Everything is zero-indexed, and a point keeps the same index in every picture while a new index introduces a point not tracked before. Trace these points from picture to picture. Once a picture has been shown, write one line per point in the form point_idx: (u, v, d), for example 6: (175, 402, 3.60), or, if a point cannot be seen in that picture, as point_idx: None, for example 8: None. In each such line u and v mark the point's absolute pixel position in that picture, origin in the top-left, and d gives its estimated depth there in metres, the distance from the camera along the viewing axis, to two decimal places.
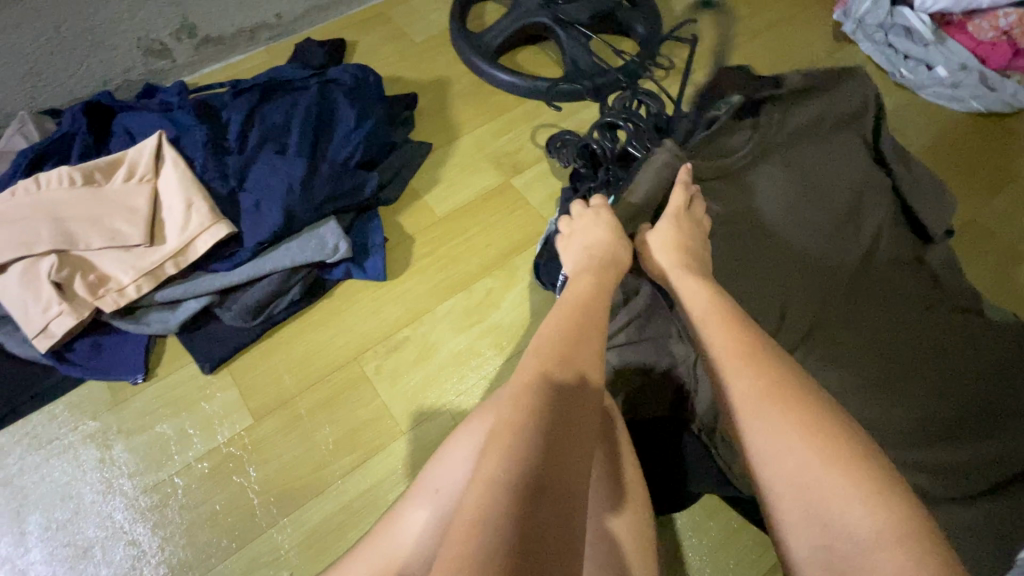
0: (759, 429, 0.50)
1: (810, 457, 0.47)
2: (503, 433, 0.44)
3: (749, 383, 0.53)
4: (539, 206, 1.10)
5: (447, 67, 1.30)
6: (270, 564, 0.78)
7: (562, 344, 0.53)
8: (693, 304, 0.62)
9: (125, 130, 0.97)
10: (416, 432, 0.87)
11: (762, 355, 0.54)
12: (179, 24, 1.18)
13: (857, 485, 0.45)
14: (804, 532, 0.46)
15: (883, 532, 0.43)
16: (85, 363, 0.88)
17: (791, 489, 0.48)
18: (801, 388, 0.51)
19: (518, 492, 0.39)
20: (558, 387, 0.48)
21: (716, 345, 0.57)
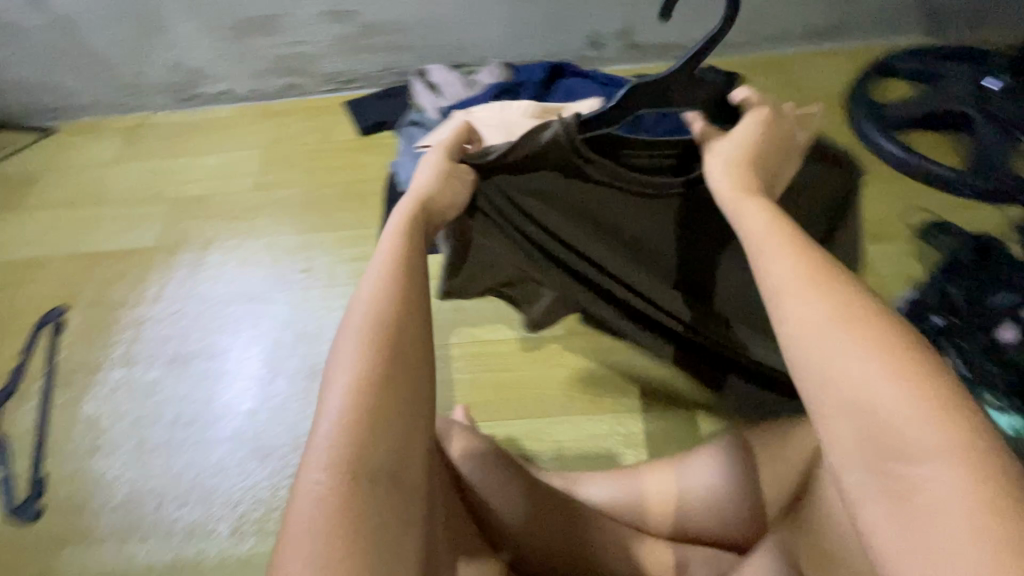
0: (818, 353, 0.41)
1: (877, 377, 0.39)
2: (329, 436, 0.45)
3: (817, 308, 0.43)
4: (887, 281, 1.07)
5: (831, 124, 1.32)
6: (543, 441, 0.95)
7: (396, 318, 0.50)
8: (742, 223, 0.51)
9: (568, 90, 1.29)
10: (691, 412, 0.97)
11: (820, 273, 0.44)
12: (622, 27, 1.44)
13: (936, 412, 0.37)
14: (858, 464, 0.40)
15: (950, 453, 0.36)
16: None
17: (853, 420, 0.40)
18: (854, 298, 0.42)
19: (349, 495, 0.44)
20: (387, 382, 0.47)
21: (778, 271, 0.46)
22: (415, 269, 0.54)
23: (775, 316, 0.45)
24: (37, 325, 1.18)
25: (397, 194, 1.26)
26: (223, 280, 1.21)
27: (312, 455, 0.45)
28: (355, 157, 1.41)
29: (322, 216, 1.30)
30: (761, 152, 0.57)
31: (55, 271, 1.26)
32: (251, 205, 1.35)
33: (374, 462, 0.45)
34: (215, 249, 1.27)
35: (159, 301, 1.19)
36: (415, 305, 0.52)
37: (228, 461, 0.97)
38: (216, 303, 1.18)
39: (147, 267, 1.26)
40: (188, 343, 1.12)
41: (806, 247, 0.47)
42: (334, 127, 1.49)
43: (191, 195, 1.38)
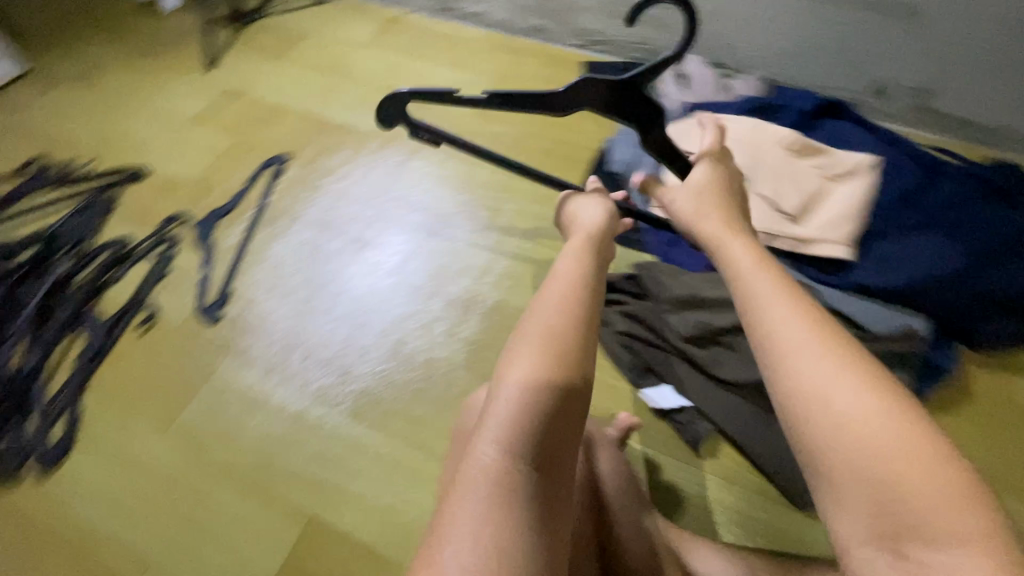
0: (824, 408, 0.47)
1: (869, 426, 0.45)
2: (507, 406, 0.49)
3: (814, 360, 0.49)
4: None
5: None
6: (658, 481, 0.89)
7: (569, 316, 0.55)
8: (737, 274, 0.62)
9: (834, 134, 1.12)
10: None
11: (812, 323, 0.52)
12: (923, 84, 1.22)
13: (954, 490, 0.41)
14: (862, 523, 0.44)
15: (973, 541, 0.40)
16: (661, 244, 1.08)
17: (862, 479, 0.44)
18: (840, 342, 0.50)
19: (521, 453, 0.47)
20: (558, 361, 0.51)
21: (786, 329, 0.52)
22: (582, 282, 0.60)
23: (777, 377, 0.51)
24: (263, 163, 1.33)
25: (604, 171, 1.24)
26: (419, 188, 1.27)
27: (486, 432, 0.48)
28: (573, 120, 1.37)
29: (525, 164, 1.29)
30: (717, 188, 0.77)
31: (292, 123, 1.41)
32: (461, 129, 1.38)
33: (532, 442, 0.47)
34: (419, 158, 1.33)
35: (359, 183, 1.29)
36: (586, 310, 0.57)
37: (367, 351, 1.03)
38: (406, 205, 1.24)
39: (361, 148, 1.36)
40: (372, 231, 1.20)
41: (801, 300, 0.55)
42: (566, 81, 1.46)
43: (416, 99, 1.45)
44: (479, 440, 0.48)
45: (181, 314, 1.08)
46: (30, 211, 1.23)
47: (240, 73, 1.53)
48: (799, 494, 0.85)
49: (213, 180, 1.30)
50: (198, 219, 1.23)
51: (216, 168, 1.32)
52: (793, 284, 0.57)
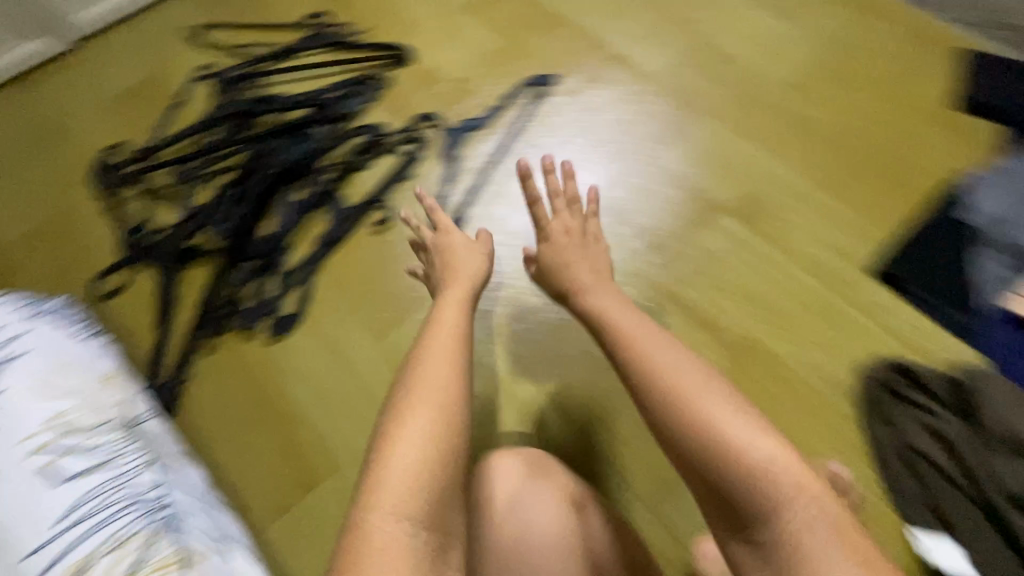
0: (729, 444, 0.51)
1: (746, 449, 0.50)
2: (400, 462, 0.50)
3: (725, 403, 0.54)
4: None
5: None
6: None
7: (447, 380, 0.58)
8: (623, 321, 0.67)
9: None
10: None
11: (698, 369, 0.59)
12: None
13: (833, 518, 0.47)
14: (751, 548, 0.50)
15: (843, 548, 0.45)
16: (1007, 348, 0.84)
17: (777, 521, 0.48)
18: (728, 391, 0.56)
19: (419, 491, 0.49)
20: (454, 401, 0.56)
21: (670, 358, 0.60)
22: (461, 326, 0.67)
23: (680, 404, 0.55)
24: (526, 79, 1.18)
25: (951, 215, 0.94)
26: (686, 161, 1.06)
27: (384, 500, 0.48)
28: (923, 128, 1.02)
29: (835, 173, 1.00)
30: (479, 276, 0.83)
31: (565, 32, 1.22)
32: (763, 96, 1.09)
33: (416, 504, 0.49)
34: (699, 123, 1.09)
35: (623, 137, 1.10)
36: (461, 375, 0.60)
37: (579, 338, 0.94)
38: (668, 180, 1.05)
39: (634, 92, 1.14)
40: (623, 200, 1.04)
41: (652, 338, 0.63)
42: (929, 69, 1.07)
43: (717, 41, 1.16)
44: (380, 513, 0.48)
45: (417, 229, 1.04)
46: (304, 69, 1.23)
47: None
48: None
49: (468, 86, 1.18)
50: (450, 125, 1.15)
51: (477, 68, 1.20)
52: (667, 334, 0.64)
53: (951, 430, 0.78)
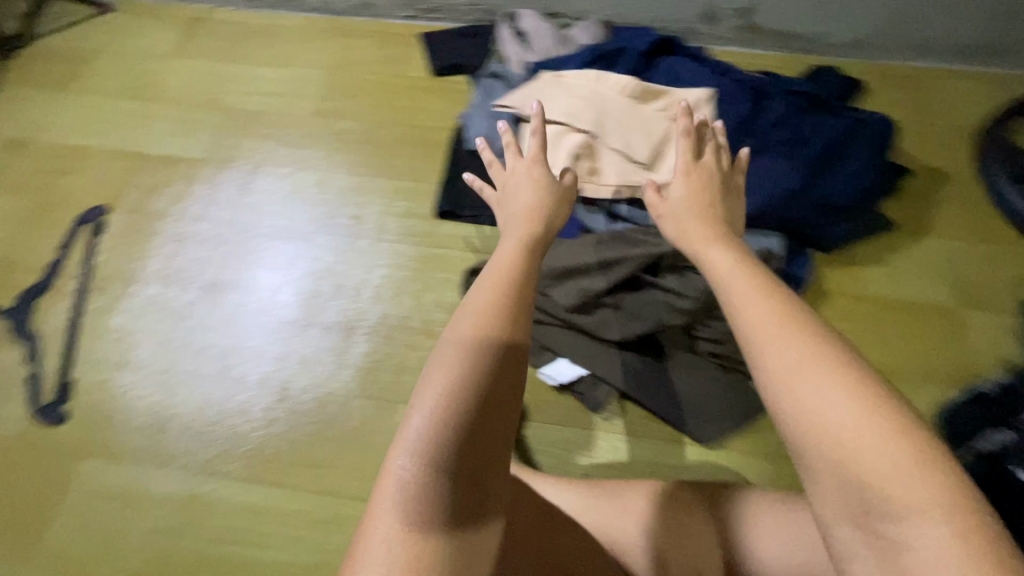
0: (808, 397, 0.43)
1: (829, 424, 0.42)
2: (418, 445, 0.47)
3: (791, 347, 0.46)
4: (979, 354, 0.97)
5: (953, 161, 1.18)
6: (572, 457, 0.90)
7: (491, 326, 0.52)
8: (719, 267, 0.58)
9: (671, 70, 1.11)
10: (731, 452, 0.90)
11: (781, 306, 0.49)
12: (745, 4, 1.24)
13: (919, 464, 0.40)
14: (845, 520, 0.41)
15: (935, 511, 0.39)
16: None
17: (828, 468, 0.42)
18: (808, 325, 0.48)
19: (437, 483, 0.46)
20: (500, 364, 0.49)
21: (748, 304, 0.51)
22: (531, 275, 0.59)
23: (754, 350, 0.48)
24: (76, 221, 1.14)
25: (463, 150, 1.18)
26: (267, 212, 1.15)
27: (406, 452, 0.47)
28: (421, 100, 1.29)
29: (380, 162, 1.21)
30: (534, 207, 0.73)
31: (101, 163, 1.22)
32: (303, 133, 1.26)
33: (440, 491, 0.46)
34: (264, 177, 1.20)
35: (201, 221, 1.15)
36: (502, 325, 0.52)
37: (235, 411, 0.93)
38: (260, 234, 1.13)
39: (193, 181, 1.20)
40: (225, 271, 1.08)
41: (822, 329, 0.47)
42: (405, 60, 1.36)
43: (245, 108, 1.30)
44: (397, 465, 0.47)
45: (18, 422, 0.93)
46: None
47: (23, 118, 1.27)
48: (696, 427, 0.90)
49: (17, 257, 1.10)
50: (10, 305, 1.04)
51: (19, 237, 1.12)
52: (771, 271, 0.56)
53: None
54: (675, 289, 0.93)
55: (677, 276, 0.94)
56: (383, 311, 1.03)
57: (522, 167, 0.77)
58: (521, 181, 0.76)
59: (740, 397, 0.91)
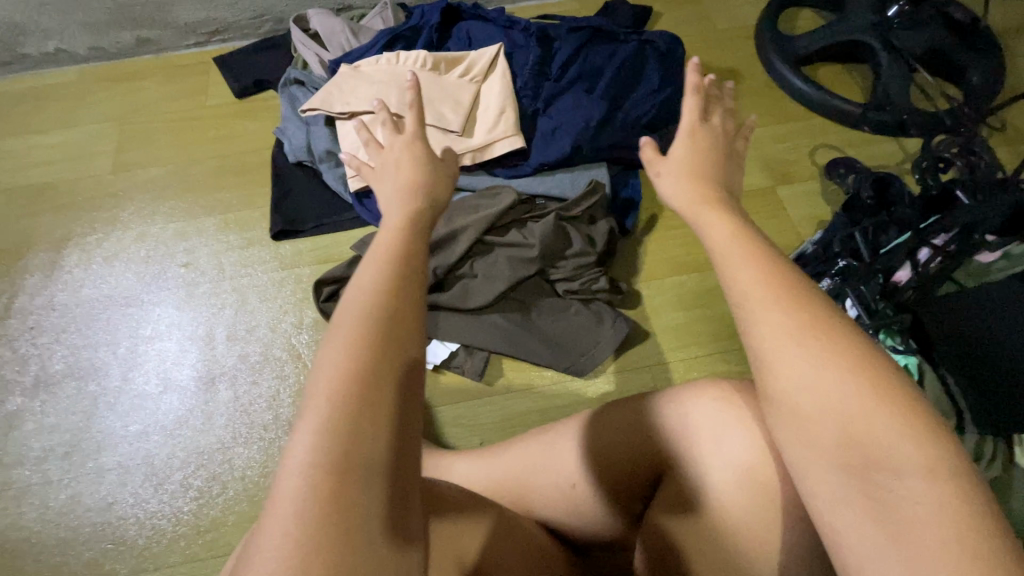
0: (814, 372, 0.39)
1: (830, 400, 0.38)
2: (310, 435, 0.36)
3: (785, 318, 0.40)
4: (798, 221, 1.07)
5: (741, 60, 1.29)
6: (467, 429, 0.89)
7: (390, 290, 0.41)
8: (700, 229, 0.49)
9: (465, 36, 1.12)
10: (612, 375, 0.93)
11: (768, 270, 0.43)
12: None
13: (915, 433, 0.36)
14: (839, 476, 0.38)
15: (930, 468, 0.36)
16: (373, 211, 1.06)
17: (834, 438, 0.38)
18: (798, 293, 0.42)
19: (334, 469, 0.35)
20: (395, 361, 0.39)
21: (731, 273, 0.44)
22: (427, 245, 0.46)
23: (744, 317, 0.42)
24: None
25: (288, 164, 1.14)
26: (87, 285, 1.04)
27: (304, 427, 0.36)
28: (231, 125, 1.22)
29: (202, 198, 1.13)
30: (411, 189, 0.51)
31: None
32: (108, 192, 1.15)
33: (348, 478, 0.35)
34: (74, 250, 1.08)
35: (10, 317, 1.01)
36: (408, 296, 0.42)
37: (106, 505, 0.85)
38: (84, 311, 1.02)
39: None
40: (54, 362, 0.97)
41: (812, 297, 0.42)
42: (204, 89, 1.28)
43: (33, 183, 1.16)
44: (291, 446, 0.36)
45: None
46: None
47: None
48: (572, 364, 0.92)
49: None
50: None
51: None
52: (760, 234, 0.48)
53: None
54: (520, 240, 0.96)
55: (519, 229, 0.97)
56: (243, 350, 0.97)
57: (399, 144, 0.54)
58: (396, 162, 0.54)
59: (608, 318, 0.94)
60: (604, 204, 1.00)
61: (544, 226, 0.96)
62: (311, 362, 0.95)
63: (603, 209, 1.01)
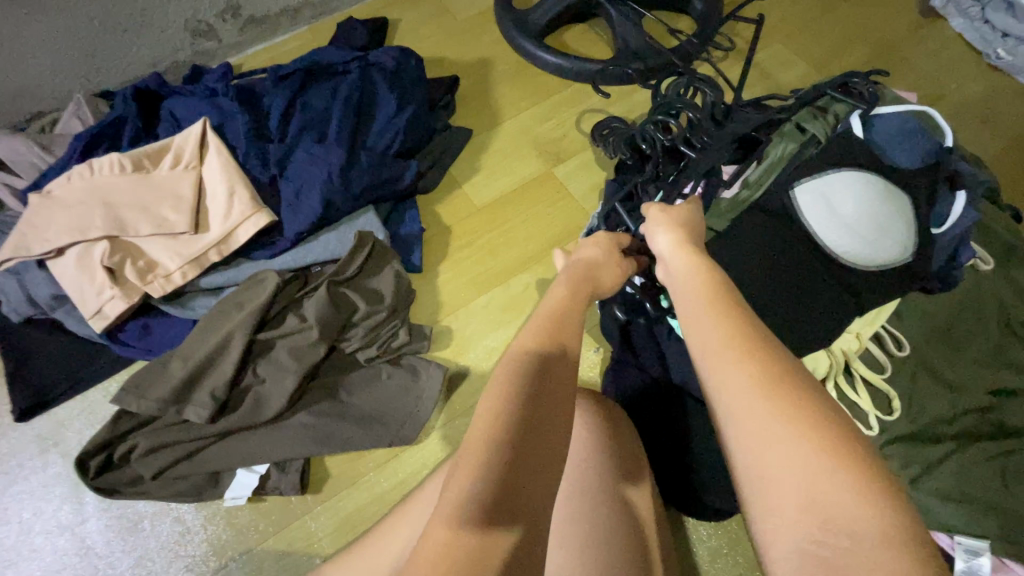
0: (768, 420, 0.40)
1: (794, 448, 0.39)
2: (478, 470, 0.40)
3: (748, 362, 0.43)
4: (582, 197, 1.07)
5: (490, 46, 1.25)
6: (307, 549, 0.81)
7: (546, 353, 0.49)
8: (678, 278, 0.55)
9: (171, 116, 0.98)
10: (446, 427, 0.88)
11: (739, 318, 0.47)
12: (223, 5, 1.15)
13: (868, 500, 0.36)
14: (799, 533, 0.37)
15: (888, 538, 0.35)
16: (132, 345, 0.91)
17: (791, 486, 0.38)
18: (774, 344, 0.45)
19: (496, 509, 0.39)
20: (540, 405, 0.44)
21: (705, 327, 0.48)
22: (576, 331, 0.54)
23: (708, 364, 0.45)
24: None
25: (10, 326, 0.94)
26: None
27: (466, 459, 0.41)
28: None
29: None
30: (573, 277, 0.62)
31: None
32: None
33: (513, 521, 0.39)
34: None
35: None
36: (560, 370, 0.48)
37: None
38: None
39: None
40: None
41: (771, 350, 0.44)
42: None
43: None
44: (462, 469, 0.41)
45: None
46: None
47: None
48: (397, 435, 0.85)
49: None
50: None
51: None
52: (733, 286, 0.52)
53: (145, 438, 0.82)
54: (297, 327, 0.86)
55: (295, 314, 0.88)
56: (21, 570, 0.80)
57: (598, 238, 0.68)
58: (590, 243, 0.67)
59: (420, 369, 0.88)
60: (379, 253, 0.93)
61: (319, 302, 0.86)
62: (111, 547, 0.81)
63: (381, 258, 0.92)
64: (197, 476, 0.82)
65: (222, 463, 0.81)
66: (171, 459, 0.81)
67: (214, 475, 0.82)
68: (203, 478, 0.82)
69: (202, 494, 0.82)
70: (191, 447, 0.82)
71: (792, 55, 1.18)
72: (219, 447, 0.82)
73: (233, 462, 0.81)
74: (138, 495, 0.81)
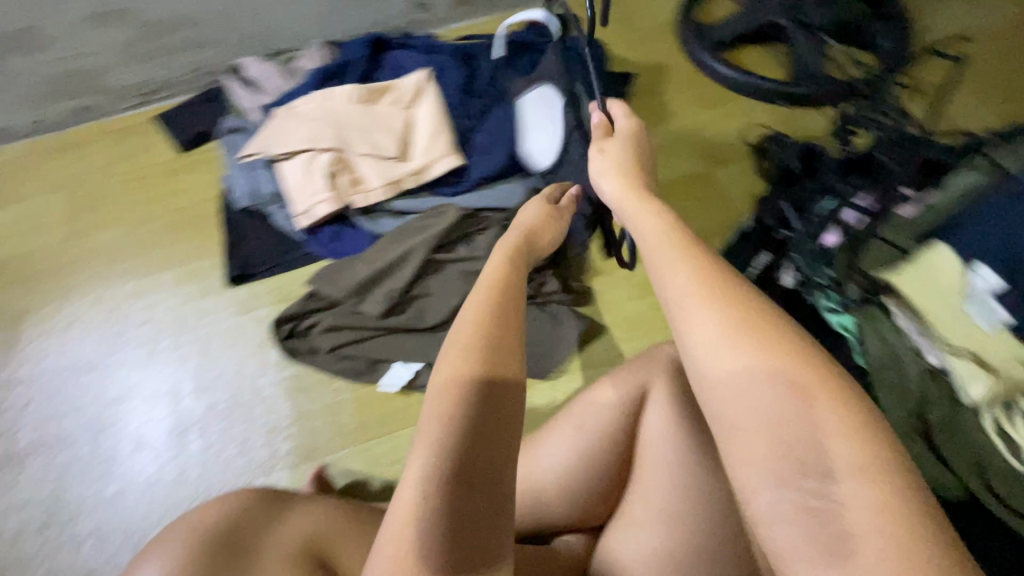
0: (751, 381, 0.40)
1: (780, 403, 0.38)
2: (428, 455, 0.42)
3: (715, 320, 0.42)
4: (733, 200, 1.12)
5: (667, 53, 1.34)
6: None
7: (493, 320, 0.48)
8: (644, 230, 0.53)
9: (395, 64, 1.16)
10: (575, 374, 0.95)
11: (701, 267, 0.45)
12: None
13: (857, 447, 0.36)
14: (772, 483, 0.37)
15: (867, 474, 0.35)
16: (324, 244, 1.07)
17: (767, 440, 0.38)
18: (745, 294, 0.43)
19: (450, 490, 0.41)
20: (488, 387, 0.44)
21: (676, 278, 0.45)
22: (521, 293, 0.51)
23: (675, 313, 0.44)
24: None
25: (235, 211, 1.14)
26: (48, 355, 1.04)
27: (420, 444, 0.42)
28: (175, 179, 1.23)
29: (156, 256, 1.14)
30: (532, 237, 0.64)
31: None
32: (61, 259, 1.15)
33: (465, 500, 0.41)
34: (30, 323, 1.08)
35: None
36: (504, 330, 0.47)
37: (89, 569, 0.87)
38: (47, 383, 1.02)
39: None
40: (21, 436, 0.97)
41: (743, 300, 0.43)
42: (145, 146, 1.28)
43: None
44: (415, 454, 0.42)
45: None
46: None
47: None
48: (534, 368, 0.94)
49: None
50: None
51: None
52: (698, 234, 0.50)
53: (328, 317, 0.97)
54: (467, 255, 0.98)
55: (465, 244, 1.00)
56: (210, 401, 0.98)
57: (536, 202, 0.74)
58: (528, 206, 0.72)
59: (563, 316, 0.97)
60: None
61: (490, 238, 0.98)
62: (281, 400, 0.96)
63: None
64: (362, 359, 0.95)
65: (386, 353, 0.95)
66: (347, 340, 0.96)
67: (376, 363, 0.95)
68: (367, 363, 0.95)
69: (362, 376, 0.95)
70: (363, 334, 0.96)
71: (979, 103, 1.16)
72: (384, 340, 0.95)
73: (394, 355, 0.94)
74: (313, 363, 0.96)
